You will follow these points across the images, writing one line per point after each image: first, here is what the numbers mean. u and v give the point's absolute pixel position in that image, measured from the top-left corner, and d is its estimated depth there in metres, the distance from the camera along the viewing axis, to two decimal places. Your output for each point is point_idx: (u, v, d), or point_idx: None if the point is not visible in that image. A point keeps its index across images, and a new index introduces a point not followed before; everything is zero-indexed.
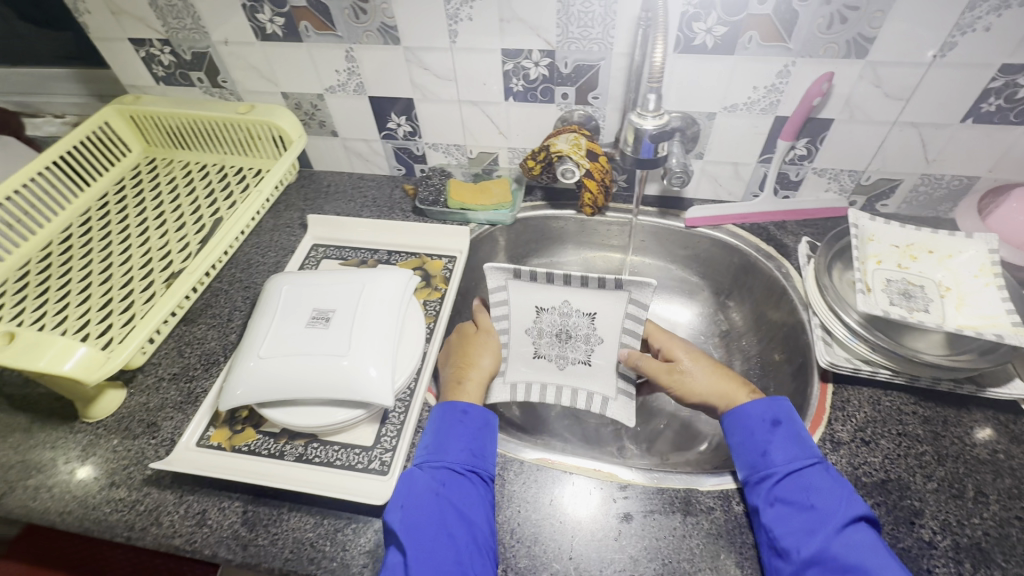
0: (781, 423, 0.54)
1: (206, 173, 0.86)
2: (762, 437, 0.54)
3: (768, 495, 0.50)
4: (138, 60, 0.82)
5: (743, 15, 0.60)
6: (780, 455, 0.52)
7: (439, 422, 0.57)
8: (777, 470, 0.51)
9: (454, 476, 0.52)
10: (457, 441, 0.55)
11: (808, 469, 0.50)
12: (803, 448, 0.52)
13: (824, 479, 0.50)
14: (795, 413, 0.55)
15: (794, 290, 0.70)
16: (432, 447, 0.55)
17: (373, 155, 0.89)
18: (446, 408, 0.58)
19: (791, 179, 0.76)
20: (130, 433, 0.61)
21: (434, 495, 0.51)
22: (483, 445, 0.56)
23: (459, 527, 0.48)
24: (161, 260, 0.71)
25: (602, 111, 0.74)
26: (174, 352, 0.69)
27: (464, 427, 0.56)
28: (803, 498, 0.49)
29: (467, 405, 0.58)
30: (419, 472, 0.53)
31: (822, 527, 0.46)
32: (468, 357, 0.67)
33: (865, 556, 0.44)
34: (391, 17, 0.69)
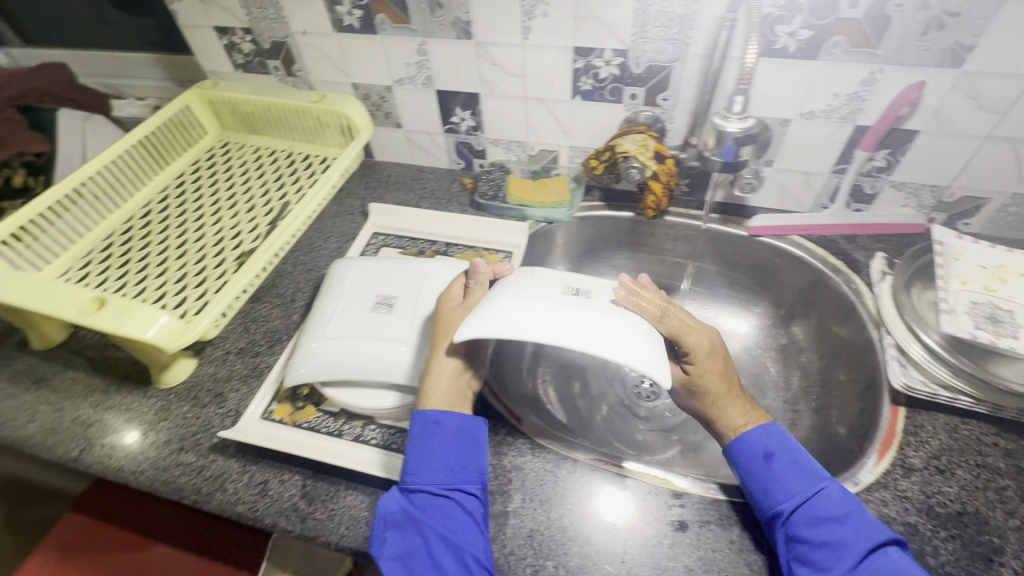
0: (775, 455, 0.51)
1: (275, 158, 0.90)
2: (759, 475, 0.51)
3: (783, 535, 0.48)
4: (220, 47, 0.86)
5: (831, 19, 0.58)
6: (783, 490, 0.49)
7: (414, 440, 0.53)
8: (785, 507, 0.48)
9: (434, 499, 0.50)
10: (433, 458, 0.52)
11: (812, 501, 0.48)
12: (804, 478, 0.50)
13: (832, 508, 0.47)
14: (787, 439, 0.52)
15: (864, 307, 0.67)
16: (411, 467, 0.52)
17: (434, 148, 0.90)
18: (421, 418, 0.54)
19: (865, 191, 0.73)
20: (199, 402, 0.64)
21: (414, 521, 0.49)
22: (461, 455, 0.53)
23: (446, 556, 0.47)
24: (233, 239, 0.75)
25: (670, 113, 0.73)
26: (240, 327, 0.72)
27: (437, 441, 0.53)
28: (814, 535, 0.46)
29: (439, 414, 0.54)
30: (395, 499, 0.50)
31: (840, 566, 0.44)
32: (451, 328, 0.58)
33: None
34: (466, 12, 0.70)
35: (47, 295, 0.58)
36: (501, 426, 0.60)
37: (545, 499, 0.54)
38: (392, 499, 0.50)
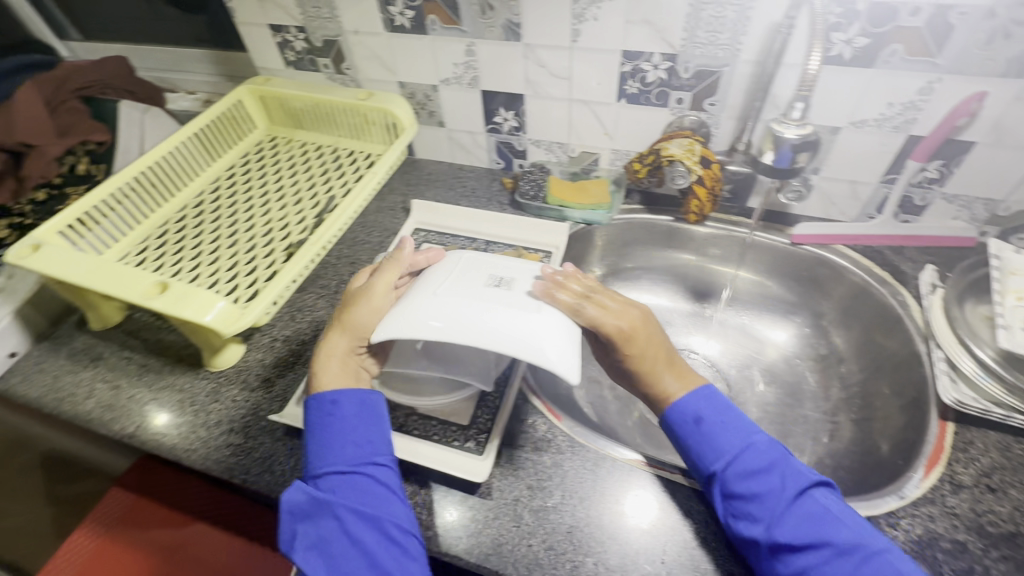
0: (703, 415, 0.50)
1: (321, 153, 0.92)
2: (692, 438, 0.50)
3: (723, 499, 0.47)
4: (273, 44, 0.89)
5: (890, 27, 0.57)
6: (714, 448, 0.48)
7: (315, 427, 0.51)
8: (720, 469, 0.48)
9: (341, 479, 0.48)
10: (336, 440, 0.50)
11: (743, 453, 0.48)
12: (731, 429, 0.49)
13: (760, 460, 0.47)
14: (710, 398, 0.51)
15: (911, 320, 0.66)
16: (316, 453, 0.50)
17: (475, 147, 0.92)
18: (317, 401, 0.52)
19: (915, 203, 0.72)
20: (248, 385, 0.66)
21: (323, 505, 0.46)
22: (362, 429, 0.51)
23: (363, 529, 0.46)
24: (282, 230, 0.77)
25: (716, 118, 0.73)
26: (287, 316, 0.74)
27: (338, 420, 0.51)
28: (747, 488, 0.46)
29: (335, 394, 0.52)
30: (300, 488, 0.48)
31: (774, 514, 0.44)
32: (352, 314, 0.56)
33: (819, 528, 0.43)
34: (517, 14, 0.71)
35: (112, 278, 0.60)
36: (541, 423, 0.61)
37: (584, 496, 0.54)
38: (298, 490, 0.48)
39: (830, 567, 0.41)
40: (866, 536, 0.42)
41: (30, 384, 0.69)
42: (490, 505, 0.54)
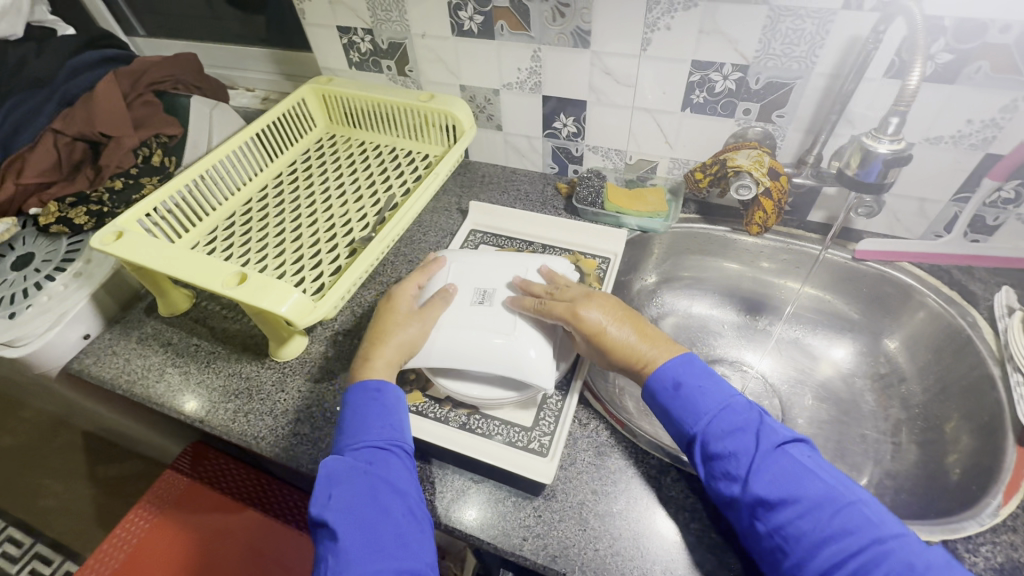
0: (681, 380, 0.53)
1: (379, 152, 0.94)
2: (672, 405, 0.53)
3: (706, 460, 0.50)
4: (339, 46, 0.91)
5: (978, 43, 0.57)
6: (693, 412, 0.51)
7: (354, 407, 0.54)
8: (699, 431, 0.51)
9: (378, 454, 0.51)
10: (370, 418, 0.53)
11: (720, 416, 0.51)
12: (708, 395, 0.52)
13: (736, 421, 0.50)
14: (684, 366, 0.54)
15: (983, 342, 0.64)
16: (351, 429, 0.53)
17: (531, 152, 0.93)
18: (359, 390, 0.56)
19: (987, 223, 0.70)
20: (312, 376, 0.67)
21: (363, 474, 0.49)
22: (398, 415, 0.55)
23: (394, 500, 0.48)
24: (345, 227, 0.79)
25: (783, 130, 0.72)
26: (348, 310, 0.75)
27: (379, 403, 0.54)
28: (723, 448, 0.49)
29: (379, 382, 0.56)
30: (340, 458, 0.50)
31: (751, 472, 0.47)
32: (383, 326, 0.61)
33: (791, 483, 0.45)
34: (588, 21, 0.72)
35: (192, 266, 0.62)
36: (603, 428, 0.61)
37: (649, 503, 0.54)
38: (336, 460, 0.50)
39: (802, 518, 0.44)
40: (839, 491, 0.45)
41: (104, 366, 0.71)
42: (555, 506, 0.55)
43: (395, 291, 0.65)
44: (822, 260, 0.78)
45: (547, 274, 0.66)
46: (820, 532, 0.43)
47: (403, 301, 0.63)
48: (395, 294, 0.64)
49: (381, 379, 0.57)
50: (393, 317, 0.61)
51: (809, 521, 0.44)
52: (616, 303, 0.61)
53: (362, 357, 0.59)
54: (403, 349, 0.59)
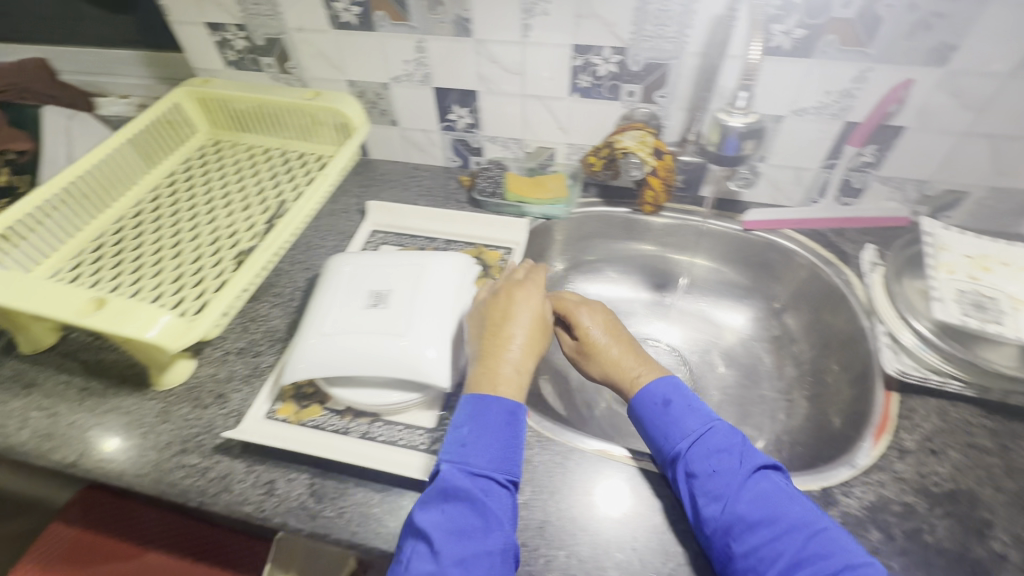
0: (671, 399, 0.55)
1: (269, 156, 0.88)
2: (659, 418, 0.55)
3: (684, 473, 0.51)
4: (211, 44, 0.84)
5: (824, 19, 0.60)
6: (679, 430, 0.53)
7: (483, 421, 0.51)
8: (682, 447, 0.52)
9: (495, 486, 0.49)
10: (494, 445, 0.50)
11: (705, 436, 0.52)
12: (696, 416, 0.54)
13: (722, 442, 0.52)
14: (679, 386, 0.56)
15: (855, 297, 0.69)
16: (467, 447, 0.50)
17: (430, 146, 0.91)
18: (482, 402, 0.52)
19: (853, 186, 0.76)
20: (200, 403, 0.63)
21: (478, 502, 0.47)
22: (518, 449, 0.52)
23: (499, 535, 0.46)
24: (231, 238, 0.74)
25: (666, 109, 0.74)
26: (239, 327, 0.70)
27: (507, 430, 0.51)
28: (707, 466, 0.50)
29: (513, 405, 0.52)
30: (458, 476, 0.48)
31: (733, 494, 0.48)
32: (503, 330, 0.57)
33: (771, 505, 0.47)
34: (467, 10, 0.70)
35: (41, 297, 0.56)
36: None
37: (553, 490, 0.55)
38: (457, 477, 0.48)
39: (779, 541, 0.45)
40: (816, 518, 0.46)
41: None
42: None
43: (511, 292, 0.61)
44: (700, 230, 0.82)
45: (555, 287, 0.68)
46: (796, 554, 0.44)
47: (535, 300, 0.60)
48: (529, 292, 0.60)
49: (516, 402, 0.53)
50: (528, 322, 0.58)
51: (789, 544, 0.45)
52: (619, 321, 0.65)
53: (488, 362, 0.56)
54: (533, 359, 0.57)
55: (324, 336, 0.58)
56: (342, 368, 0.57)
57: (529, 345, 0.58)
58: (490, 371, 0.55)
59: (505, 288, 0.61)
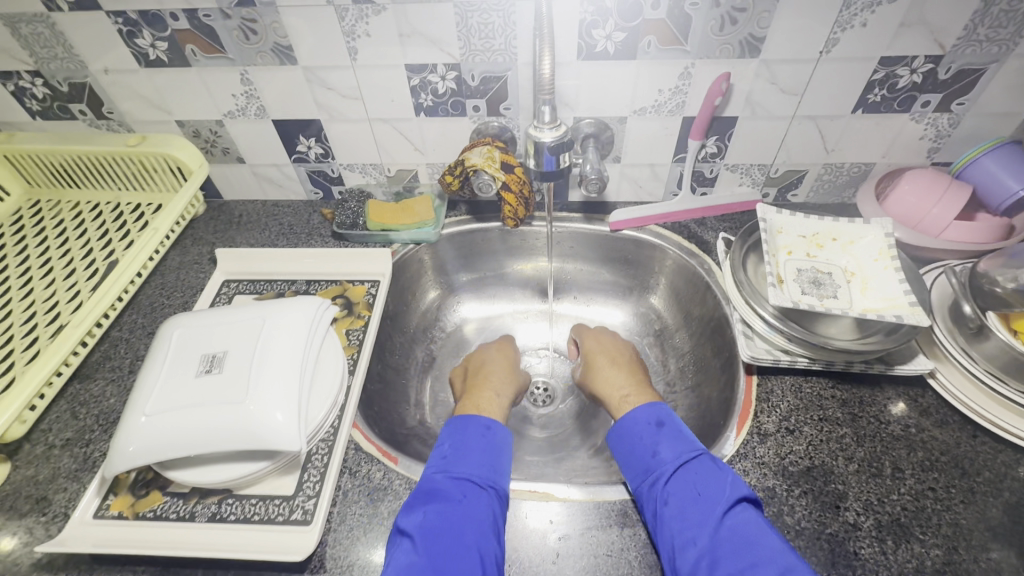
0: (664, 422, 0.58)
1: (98, 211, 0.79)
2: (650, 438, 0.57)
3: (662, 495, 0.50)
4: (7, 96, 0.75)
5: (639, 21, 0.61)
6: (666, 453, 0.54)
7: (462, 432, 0.56)
8: (667, 468, 0.52)
9: (476, 489, 0.51)
10: (475, 454, 0.55)
11: (693, 462, 0.52)
12: (686, 442, 0.55)
13: (709, 468, 0.52)
14: (674, 416, 0.59)
15: (716, 285, 0.71)
16: (450, 457, 0.54)
17: (286, 181, 0.85)
18: (469, 419, 0.59)
19: (706, 176, 0.78)
20: (14, 513, 0.54)
21: (458, 504, 0.49)
22: (502, 460, 0.55)
23: (480, 538, 0.46)
24: (46, 313, 0.65)
25: (515, 121, 0.73)
26: (66, 415, 0.61)
27: (483, 443, 0.56)
28: (690, 491, 0.50)
29: (490, 421, 0.59)
30: (440, 480, 0.51)
31: (709, 520, 0.48)
32: (485, 371, 0.71)
33: (750, 537, 0.45)
34: (284, 37, 0.65)
35: None
36: (376, 470, 0.56)
37: None
38: (440, 481, 0.51)
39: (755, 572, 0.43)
40: (792, 555, 0.44)
41: None
42: None
43: (490, 348, 0.77)
44: (561, 234, 0.81)
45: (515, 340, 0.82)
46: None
47: (509, 352, 0.76)
48: (504, 346, 0.77)
49: (492, 419, 0.59)
50: (500, 365, 0.73)
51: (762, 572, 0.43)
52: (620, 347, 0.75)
53: (472, 394, 0.66)
54: (507, 389, 0.69)
55: (148, 418, 0.52)
56: (172, 451, 0.50)
57: (505, 380, 0.70)
58: (476, 399, 0.64)
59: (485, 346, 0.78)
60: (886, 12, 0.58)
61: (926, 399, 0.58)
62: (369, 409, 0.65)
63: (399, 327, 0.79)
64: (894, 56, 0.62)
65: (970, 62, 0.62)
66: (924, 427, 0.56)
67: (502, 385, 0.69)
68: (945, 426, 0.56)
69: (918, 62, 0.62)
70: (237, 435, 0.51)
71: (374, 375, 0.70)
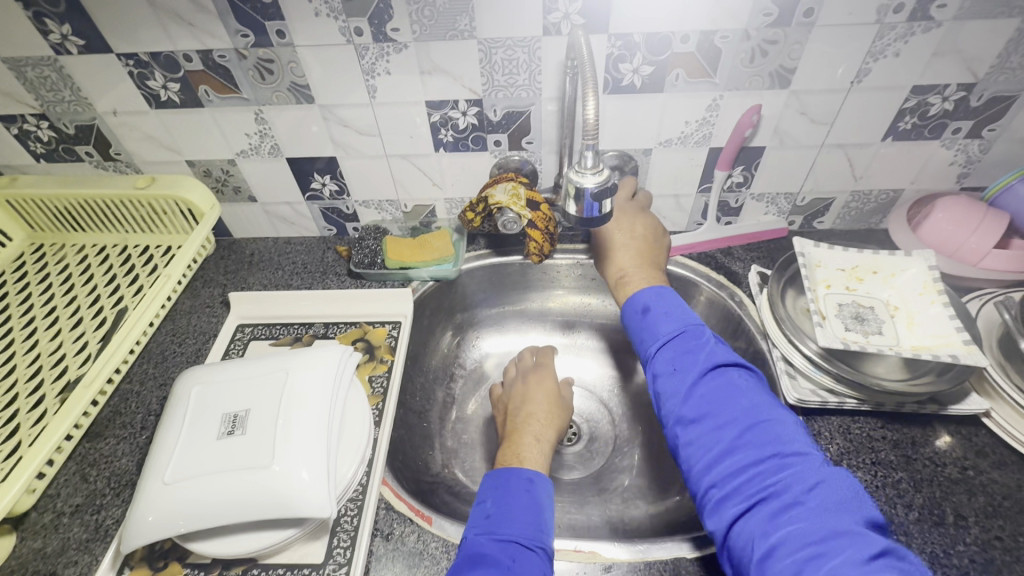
0: (650, 305, 0.56)
1: (105, 256, 0.76)
2: (639, 320, 0.56)
3: (652, 366, 0.53)
4: (11, 139, 0.72)
5: (667, 54, 0.59)
6: (653, 333, 0.54)
7: (503, 488, 0.53)
8: (655, 342, 0.54)
9: (523, 551, 0.47)
10: (518, 511, 0.51)
11: (678, 336, 0.53)
12: (673, 320, 0.54)
13: (692, 342, 0.52)
14: (669, 292, 0.57)
15: (750, 319, 0.69)
16: (494, 516, 0.51)
17: (299, 218, 0.83)
18: (512, 472, 0.55)
19: (731, 206, 0.77)
20: None
21: (506, 569, 0.45)
22: (546, 516, 0.52)
23: None
24: (53, 368, 0.61)
25: (537, 155, 0.71)
26: (75, 478, 0.58)
27: (527, 496, 0.52)
28: (671, 363, 0.51)
29: (532, 473, 0.55)
30: (486, 543, 0.48)
31: (685, 386, 0.49)
32: (527, 410, 0.66)
33: (720, 397, 0.48)
34: (301, 76, 0.64)
35: None
36: (410, 532, 0.53)
37: None
38: (486, 544, 0.48)
39: (720, 431, 0.46)
40: (761, 412, 0.46)
41: None
42: None
43: (530, 377, 0.73)
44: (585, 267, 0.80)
45: (540, 353, 0.78)
46: (729, 443, 0.45)
47: (547, 380, 0.72)
48: (543, 377, 0.72)
49: (534, 469, 0.55)
50: (542, 403, 0.68)
51: (728, 430, 0.46)
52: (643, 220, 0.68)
53: (512, 439, 0.62)
54: (551, 434, 0.64)
55: (178, 479, 0.49)
56: (205, 499, 0.48)
57: (546, 419, 0.66)
58: (516, 447, 0.60)
59: (523, 375, 0.74)
60: (920, 42, 0.57)
61: (981, 437, 0.56)
62: (395, 461, 0.62)
63: (420, 367, 0.76)
64: (927, 84, 0.61)
65: (1003, 90, 0.61)
66: (981, 468, 0.53)
67: (546, 426, 0.65)
68: (1003, 467, 0.53)
69: (951, 90, 0.61)
70: (269, 478, 0.48)
71: (398, 421, 0.67)
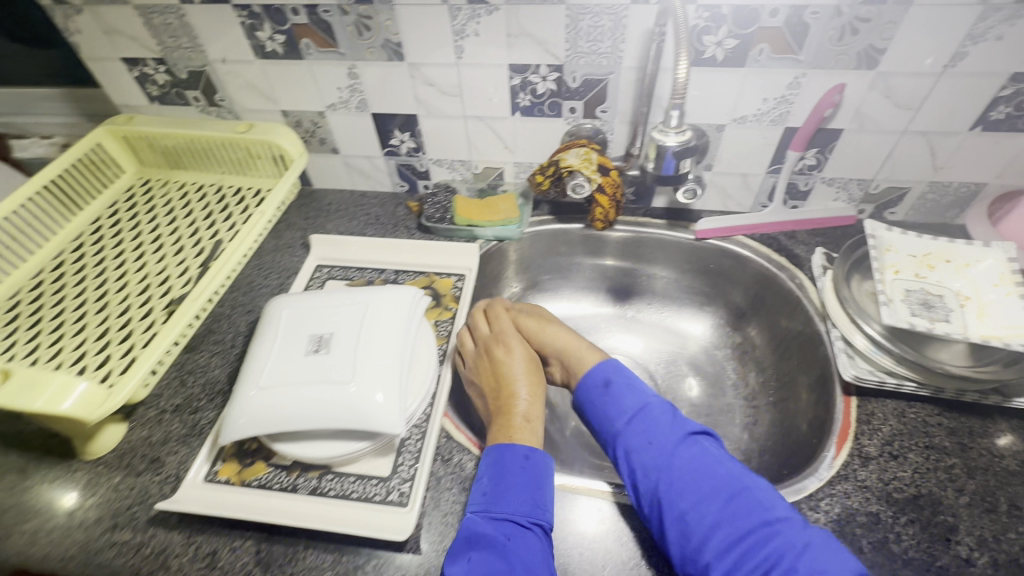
0: (610, 380, 0.58)
1: (203, 193, 0.83)
2: (600, 400, 0.58)
3: (621, 447, 0.54)
4: (131, 80, 0.80)
5: (754, 27, 0.60)
6: (618, 409, 0.56)
7: (499, 466, 0.53)
8: (620, 426, 0.55)
9: (518, 530, 0.49)
10: (515, 489, 0.51)
11: (641, 412, 0.55)
12: (635, 394, 0.57)
13: (658, 416, 0.54)
14: (618, 367, 0.60)
15: (809, 301, 0.69)
16: (490, 494, 0.51)
17: (374, 172, 0.88)
18: (504, 450, 0.54)
19: (800, 188, 0.77)
20: (132, 470, 0.58)
21: (500, 552, 0.47)
22: (544, 491, 0.52)
23: None
24: (160, 287, 0.69)
25: (610, 124, 0.73)
26: (175, 382, 0.65)
27: (524, 474, 0.53)
28: (638, 441, 0.53)
29: (528, 449, 0.55)
30: (482, 523, 0.49)
31: (662, 461, 0.50)
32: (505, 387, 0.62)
33: (698, 467, 0.49)
34: (396, 34, 0.68)
35: None
36: (467, 460, 0.57)
37: None
38: (481, 524, 0.49)
39: (705, 504, 0.47)
40: (738, 480, 0.49)
41: None
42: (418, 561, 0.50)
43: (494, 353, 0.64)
44: (643, 239, 0.81)
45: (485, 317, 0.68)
46: (714, 517, 0.47)
47: (516, 347, 0.65)
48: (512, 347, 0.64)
49: (528, 445, 0.55)
50: (521, 377, 0.63)
51: (710, 506, 0.47)
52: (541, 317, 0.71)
53: (501, 419, 0.59)
54: (539, 413, 0.61)
55: (266, 390, 0.54)
56: (283, 417, 0.53)
57: (528, 395, 0.62)
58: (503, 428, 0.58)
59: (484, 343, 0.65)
60: None
61: None
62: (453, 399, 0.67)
63: None
64: None
65: None
66: None
67: (528, 400, 0.61)
68: None
69: None
70: (348, 403, 0.53)
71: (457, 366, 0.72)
